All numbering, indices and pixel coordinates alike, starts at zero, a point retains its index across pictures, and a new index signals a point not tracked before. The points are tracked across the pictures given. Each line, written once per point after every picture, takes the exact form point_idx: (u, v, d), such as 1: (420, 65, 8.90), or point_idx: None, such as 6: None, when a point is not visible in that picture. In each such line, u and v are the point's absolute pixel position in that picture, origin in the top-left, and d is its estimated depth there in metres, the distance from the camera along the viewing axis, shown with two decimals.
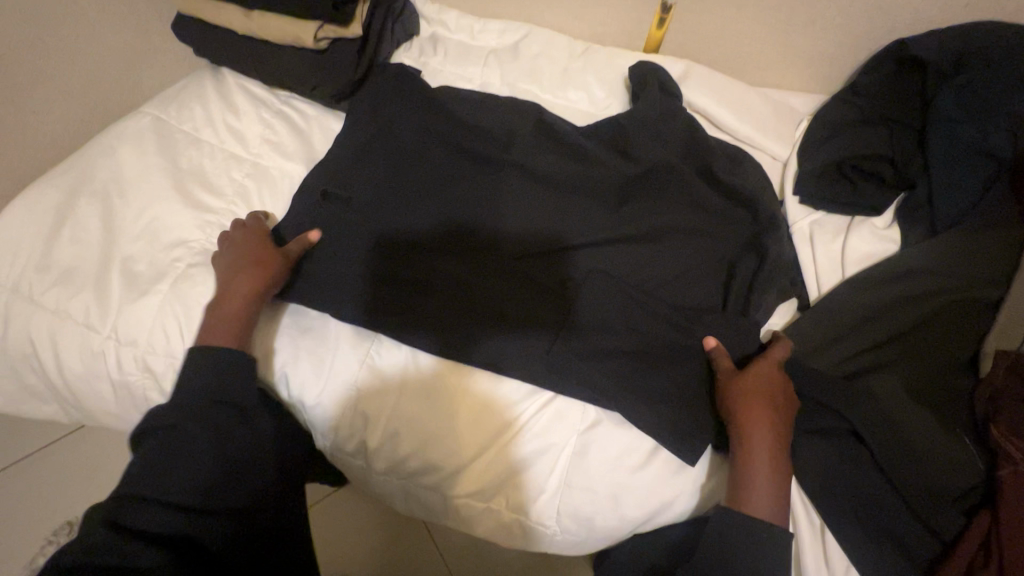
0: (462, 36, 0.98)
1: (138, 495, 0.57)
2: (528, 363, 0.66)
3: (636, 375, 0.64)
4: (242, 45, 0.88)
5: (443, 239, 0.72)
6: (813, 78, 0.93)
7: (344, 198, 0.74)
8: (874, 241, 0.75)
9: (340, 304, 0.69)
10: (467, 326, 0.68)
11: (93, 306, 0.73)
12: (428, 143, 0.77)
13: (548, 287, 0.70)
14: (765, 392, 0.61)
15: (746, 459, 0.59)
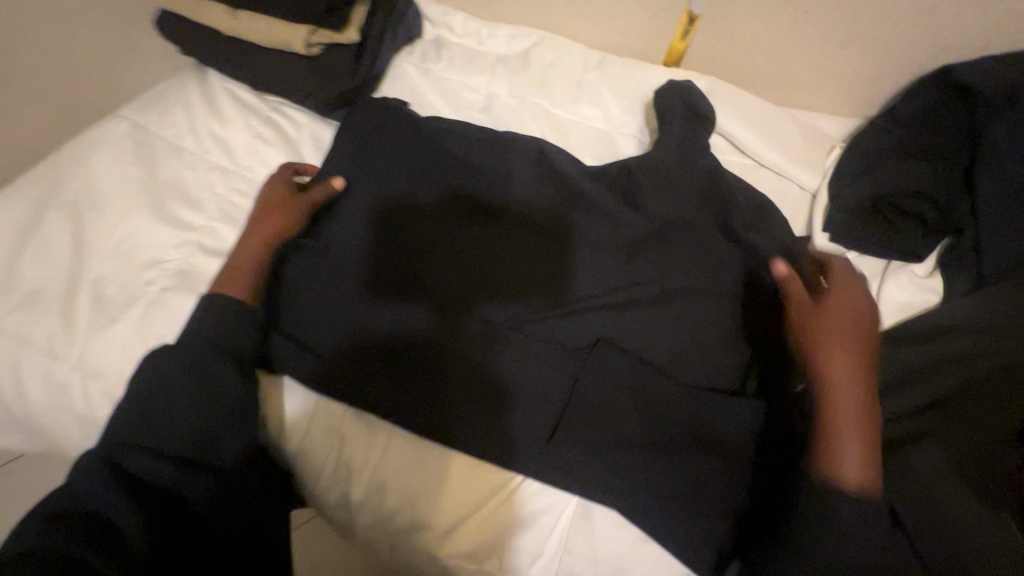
0: (469, 41, 0.91)
1: (139, 445, 0.55)
2: (537, 405, 0.63)
3: (646, 427, 0.61)
4: (230, 46, 0.81)
5: (452, 247, 0.69)
6: (846, 99, 0.86)
7: (342, 216, 0.71)
8: (914, 292, 0.69)
9: (329, 335, 0.65)
10: (466, 295, 0.67)
11: (56, 333, 0.67)
12: (432, 163, 0.73)
13: (566, 323, 0.67)
14: (838, 313, 0.62)
15: (829, 399, 0.57)
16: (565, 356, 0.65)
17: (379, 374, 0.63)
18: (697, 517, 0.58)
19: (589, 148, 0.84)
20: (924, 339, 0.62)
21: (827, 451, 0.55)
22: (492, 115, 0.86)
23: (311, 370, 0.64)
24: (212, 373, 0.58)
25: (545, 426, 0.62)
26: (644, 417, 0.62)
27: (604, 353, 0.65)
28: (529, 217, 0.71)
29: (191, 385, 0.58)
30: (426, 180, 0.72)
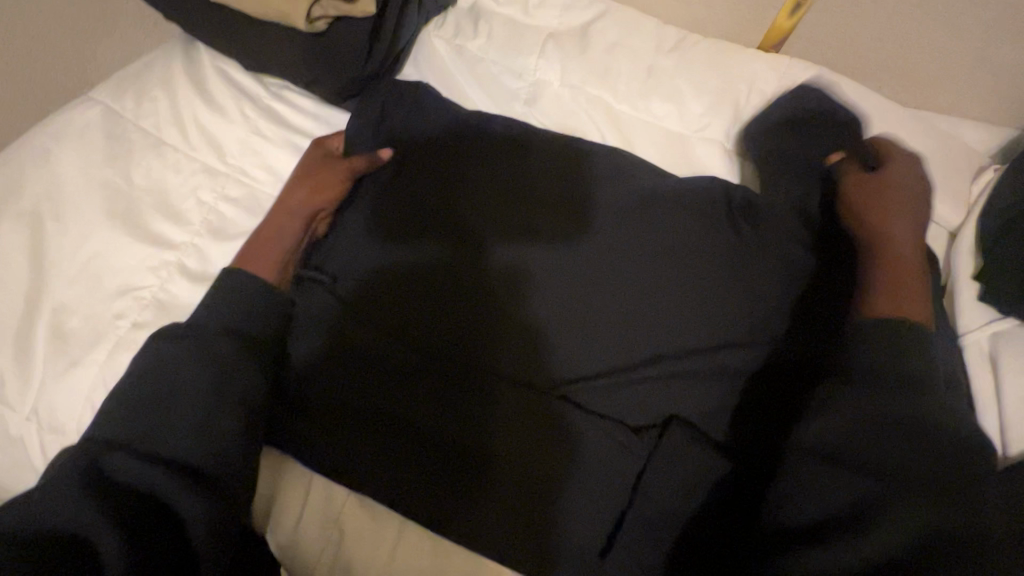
0: (514, 10, 0.72)
1: (124, 442, 0.47)
2: (592, 506, 0.50)
3: (732, 547, 0.47)
4: (218, 17, 0.65)
5: (477, 181, 0.60)
6: (999, 103, 0.66)
7: (354, 240, 0.60)
8: None
9: (337, 391, 0.54)
10: (486, 240, 0.57)
11: (10, 375, 0.56)
12: (468, 168, 0.60)
13: (628, 395, 0.53)
14: (892, 191, 0.57)
15: (885, 261, 0.54)
16: (629, 442, 0.51)
17: (389, 449, 0.52)
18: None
19: (659, 155, 0.67)
20: None
21: (869, 295, 0.52)
22: (540, 109, 0.69)
23: (317, 441, 0.53)
24: (193, 445, 0.48)
25: (598, 531, 0.49)
26: (731, 532, 0.48)
27: (676, 443, 0.50)
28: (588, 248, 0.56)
29: (168, 460, 0.47)
30: (454, 189, 0.59)
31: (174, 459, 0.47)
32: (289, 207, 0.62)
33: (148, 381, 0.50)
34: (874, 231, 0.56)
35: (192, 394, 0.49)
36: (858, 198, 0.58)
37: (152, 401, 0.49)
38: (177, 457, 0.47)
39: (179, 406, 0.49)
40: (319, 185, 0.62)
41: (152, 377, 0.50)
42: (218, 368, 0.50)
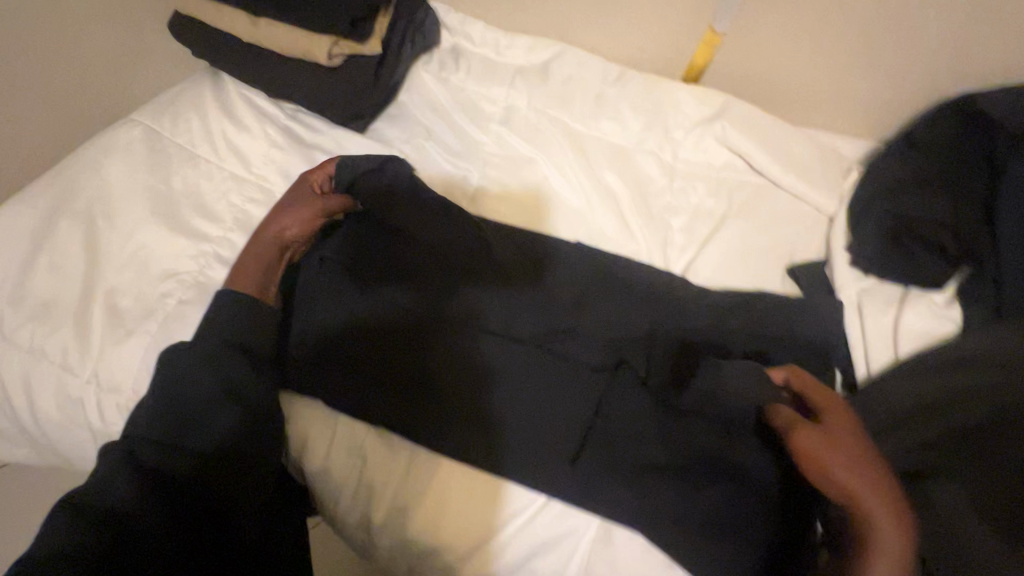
0: (488, 51, 0.90)
1: (154, 438, 0.54)
2: (563, 426, 0.64)
3: (667, 443, 0.62)
4: (245, 53, 0.80)
5: (435, 236, 0.71)
6: (864, 120, 0.85)
7: (330, 289, 0.68)
8: (931, 320, 0.70)
9: (342, 356, 0.65)
10: (447, 283, 0.70)
11: (72, 346, 0.66)
12: (420, 225, 0.70)
13: (591, 342, 0.68)
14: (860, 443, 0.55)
15: (869, 513, 0.51)
16: (589, 376, 0.66)
17: (387, 413, 0.64)
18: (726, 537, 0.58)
19: (607, 163, 0.83)
20: (953, 367, 0.62)
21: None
22: (511, 127, 0.85)
23: (334, 389, 0.64)
24: (219, 427, 0.56)
25: (569, 446, 0.63)
26: (671, 434, 0.62)
27: (625, 373, 0.66)
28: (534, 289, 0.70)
29: (195, 443, 0.55)
30: (409, 249, 0.69)
31: (201, 455, 0.54)
32: (265, 237, 0.69)
33: (175, 387, 0.57)
34: (850, 508, 0.52)
35: (212, 402, 0.56)
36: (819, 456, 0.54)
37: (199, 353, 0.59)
38: (201, 449, 0.55)
39: (200, 413, 0.56)
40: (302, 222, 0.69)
41: (175, 385, 0.57)
42: (227, 391, 0.57)
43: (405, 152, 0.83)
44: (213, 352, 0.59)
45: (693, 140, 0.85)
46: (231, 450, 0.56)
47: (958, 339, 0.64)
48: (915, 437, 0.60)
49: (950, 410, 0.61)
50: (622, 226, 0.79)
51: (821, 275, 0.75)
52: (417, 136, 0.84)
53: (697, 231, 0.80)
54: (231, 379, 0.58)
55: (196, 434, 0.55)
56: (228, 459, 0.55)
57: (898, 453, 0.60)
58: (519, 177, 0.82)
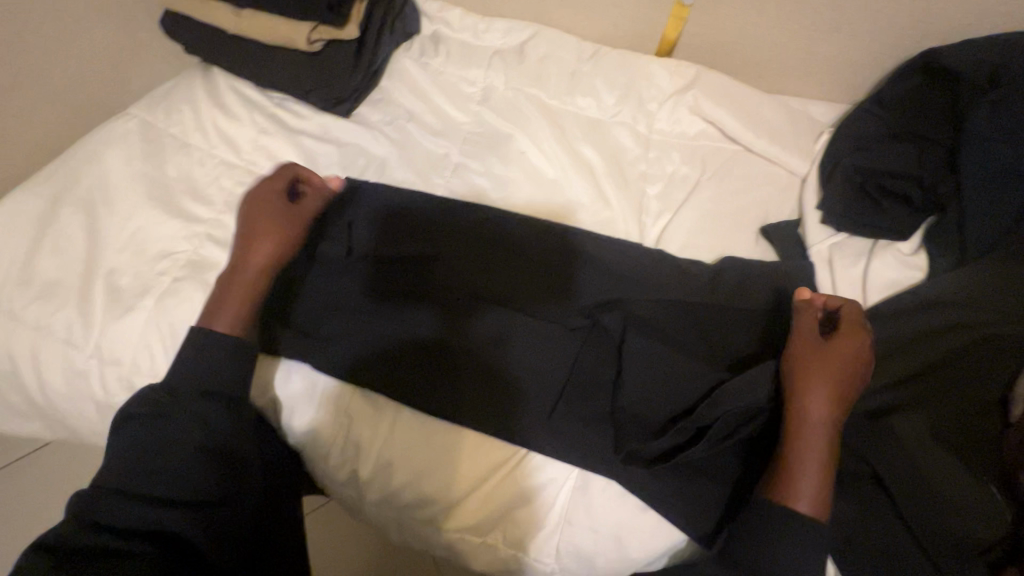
0: (466, 35, 0.93)
1: (124, 489, 0.57)
2: (541, 384, 0.66)
3: (639, 391, 0.64)
4: (231, 44, 0.83)
5: (459, 260, 0.71)
6: (835, 84, 0.87)
7: (342, 280, 0.72)
8: (898, 269, 0.71)
9: (336, 327, 0.69)
10: (471, 303, 0.69)
11: (75, 322, 0.70)
12: (448, 246, 0.72)
13: (565, 306, 0.69)
14: (837, 369, 0.58)
15: (811, 422, 0.56)
16: (568, 334, 0.68)
17: (381, 380, 0.67)
18: (692, 476, 0.61)
19: (583, 136, 0.86)
20: (913, 310, 0.65)
21: (793, 488, 0.54)
22: (489, 106, 0.88)
23: (325, 354, 0.68)
24: (192, 465, 0.58)
25: (546, 403, 0.65)
26: (651, 384, 0.64)
27: (600, 331, 0.68)
28: (560, 315, 0.69)
29: (168, 482, 0.57)
30: (435, 271, 0.71)
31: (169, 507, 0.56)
32: (250, 260, 0.68)
33: (145, 438, 0.59)
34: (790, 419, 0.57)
35: (176, 445, 0.59)
36: (799, 362, 0.59)
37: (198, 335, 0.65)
38: (170, 495, 0.57)
39: (169, 460, 0.58)
40: (273, 234, 0.69)
41: (143, 436, 0.59)
42: (178, 441, 0.59)
43: (387, 134, 0.86)
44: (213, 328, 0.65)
45: (666, 111, 0.87)
46: (202, 494, 0.58)
47: (924, 285, 0.66)
48: (880, 380, 0.62)
49: (910, 351, 0.63)
50: (598, 196, 0.81)
51: (793, 233, 0.77)
52: (398, 118, 0.87)
53: (672, 197, 0.82)
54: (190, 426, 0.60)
55: (163, 485, 0.57)
56: (200, 506, 0.58)
57: (864, 396, 0.62)
58: (496, 152, 0.84)
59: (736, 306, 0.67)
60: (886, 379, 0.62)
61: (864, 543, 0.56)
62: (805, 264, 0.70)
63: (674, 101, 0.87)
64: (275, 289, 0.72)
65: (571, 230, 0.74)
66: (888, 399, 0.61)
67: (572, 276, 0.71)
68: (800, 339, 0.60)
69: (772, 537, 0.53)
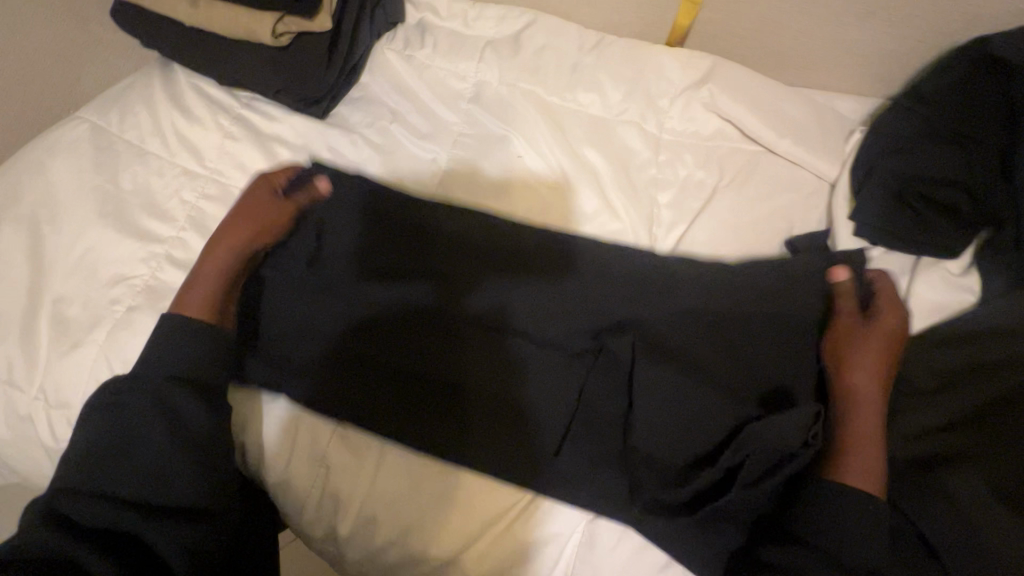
0: (456, 24, 0.83)
1: (95, 489, 0.52)
2: (545, 421, 0.58)
3: (655, 425, 0.55)
4: (189, 38, 0.74)
5: (460, 235, 0.64)
6: (866, 76, 0.78)
7: (321, 297, 0.63)
8: (944, 291, 0.63)
9: (319, 330, 0.62)
10: (472, 276, 0.63)
11: (17, 359, 0.63)
12: (450, 225, 0.65)
13: (567, 326, 0.61)
14: (879, 340, 0.56)
15: (855, 392, 0.55)
16: (568, 363, 0.60)
17: (368, 415, 0.60)
18: (713, 530, 0.53)
19: (586, 137, 0.77)
20: (969, 340, 0.56)
21: (845, 462, 0.52)
22: (481, 104, 0.79)
23: (303, 385, 0.61)
24: (171, 468, 0.53)
25: (550, 441, 0.58)
26: (668, 417, 0.56)
27: (609, 356, 0.59)
28: (569, 294, 0.61)
29: (144, 484, 0.52)
30: (432, 247, 0.64)
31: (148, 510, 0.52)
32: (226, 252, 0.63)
33: (124, 433, 0.54)
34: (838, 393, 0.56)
35: (154, 445, 0.54)
36: (841, 338, 0.58)
37: (147, 379, 0.56)
38: (150, 500, 0.52)
39: (147, 460, 0.53)
40: (259, 227, 0.63)
41: (123, 429, 0.55)
42: (158, 436, 0.54)
43: (368, 138, 0.77)
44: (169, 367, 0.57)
45: (678, 108, 0.78)
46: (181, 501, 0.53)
47: (978, 311, 0.58)
48: (931, 423, 0.54)
49: (966, 389, 0.55)
50: (604, 205, 0.73)
51: (822, 247, 0.68)
52: (381, 119, 0.78)
53: (686, 206, 0.74)
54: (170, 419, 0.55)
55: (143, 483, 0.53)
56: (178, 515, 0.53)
57: (913, 441, 0.54)
58: (490, 156, 0.76)
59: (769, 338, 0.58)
60: (933, 422, 0.54)
61: None
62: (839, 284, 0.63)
63: (687, 97, 0.78)
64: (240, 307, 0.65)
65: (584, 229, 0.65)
66: (934, 444, 0.54)
67: (580, 273, 0.62)
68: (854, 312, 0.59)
69: None
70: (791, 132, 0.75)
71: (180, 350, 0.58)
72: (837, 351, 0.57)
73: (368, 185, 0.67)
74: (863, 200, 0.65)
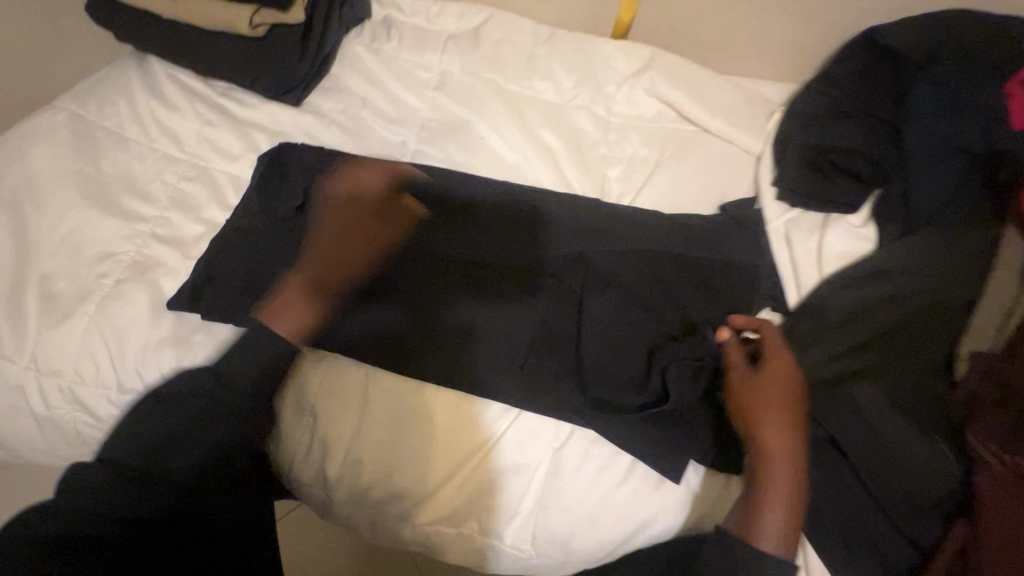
0: (419, 19, 0.90)
1: (122, 461, 0.56)
2: (509, 343, 0.66)
3: (608, 353, 0.65)
4: (166, 30, 0.79)
5: (438, 206, 0.73)
6: (784, 65, 0.89)
7: (303, 240, 0.70)
8: (849, 240, 0.72)
9: (301, 277, 0.68)
10: (446, 233, 0.72)
11: (7, 332, 0.66)
12: (425, 194, 0.74)
13: (524, 261, 0.70)
14: (779, 390, 0.57)
15: (764, 452, 0.56)
16: (533, 294, 0.68)
17: (349, 343, 0.66)
18: (661, 446, 0.61)
19: (542, 119, 0.85)
20: (868, 279, 0.66)
21: (759, 526, 0.54)
22: (446, 92, 0.86)
23: None
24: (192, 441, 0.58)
25: (513, 362, 0.65)
26: (625, 352, 0.64)
27: (563, 289, 0.69)
28: (529, 247, 0.71)
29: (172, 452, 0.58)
30: (410, 212, 0.72)
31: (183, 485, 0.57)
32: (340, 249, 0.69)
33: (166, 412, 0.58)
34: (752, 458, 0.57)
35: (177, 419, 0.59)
36: (741, 394, 0.59)
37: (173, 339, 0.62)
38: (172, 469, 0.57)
39: (168, 432, 0.58)
40: (365, 233, 0.70)
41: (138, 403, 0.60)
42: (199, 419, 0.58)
43: (340, 123, 0.83)
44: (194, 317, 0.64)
45: (623, 94, 0.87)
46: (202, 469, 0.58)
47: (878, 255, 0.68)
48: (839, 346, 0.63)
49: (868, 318, 0.64)
50: (561, 181, 0.81)
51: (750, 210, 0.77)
52: (352, 106, 0.84)
53: (632, 179, 0.82)
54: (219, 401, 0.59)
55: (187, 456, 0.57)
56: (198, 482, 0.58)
57: (823, 361, 0.63)
58: (454, 138, 0.83)
59: (698, 283, 0.68)
60: (840, 346, 0.63)
61: (826, 510, 0.59)
62: (761, 236, 0.73)
63: (631, 83, 0.87)
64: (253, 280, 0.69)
65: (545, 195, 0.75)
66: (846, 364, 0.63)
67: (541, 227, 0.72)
68: (743, 374, 0.59)
69: None
70: (721, 113, 0.85)
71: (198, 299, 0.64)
72: (740, 410, 0.58)
73: (347, 158, 0.76)
74: (782, 169, 0.76)
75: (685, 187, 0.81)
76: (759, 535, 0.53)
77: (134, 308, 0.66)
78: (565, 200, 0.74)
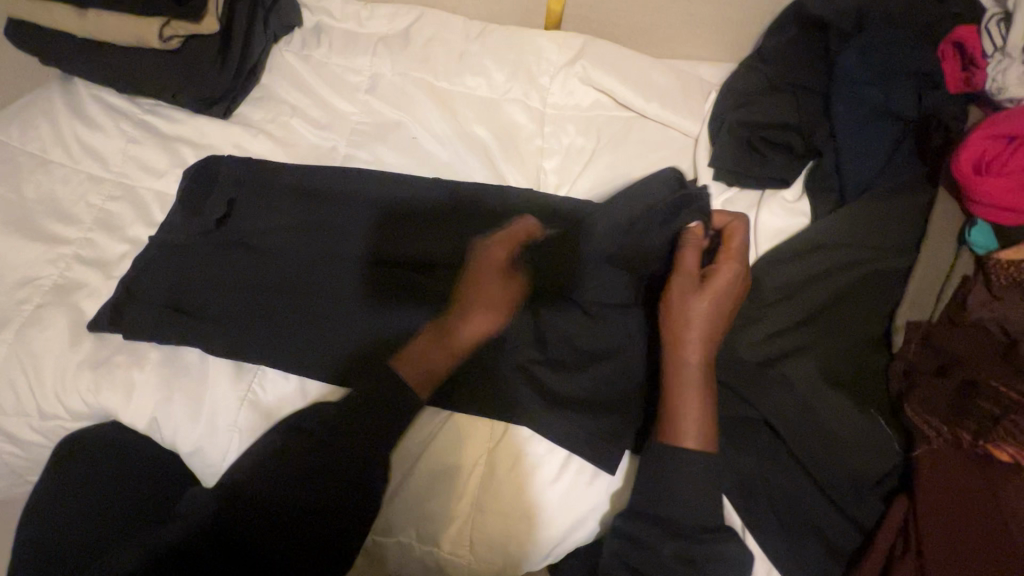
0: (349, 24, 0.89)
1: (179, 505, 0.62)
2: None
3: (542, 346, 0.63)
4: (83, 51, 0.78)
5: (438, 220, 0.71)
6: (719, 45, 0.88)
7: (317, 265, 0.68)
8: (784, 217, 0.70)
9: (288, 304, 0.66)
10: (449, 246, 0.69)
11: None
12: (421, 204, 0.71)
13: (454, 257, 0.68)
14: (717, 292, 0.57)
15: (689, 349, 0.56)
16: None
17: (277, 354, 0.64)
18: (592, 438, 0.60)
19: (476, 115, 0.83)
20: (805, 253, 0.64)
21: (676, 427, 0.55)
22: (378, 94, 0.84)
23: (213, 334, 0.64)
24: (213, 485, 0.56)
25: None
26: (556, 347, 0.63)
27: None
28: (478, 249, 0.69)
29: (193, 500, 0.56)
30: (417, 227, 0.70)
31: (289, 537, 0.52)
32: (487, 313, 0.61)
33: (294, 466, 0.55)
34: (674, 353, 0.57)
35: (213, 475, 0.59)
36: (676, 292, 0.58)
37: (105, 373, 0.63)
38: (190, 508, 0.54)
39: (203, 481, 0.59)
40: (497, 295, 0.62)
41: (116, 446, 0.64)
42: (309, 478, 0.54)
43: (270, 132, 0.81)
44: (144, 323, 0.64)
45: (558, 84, 0.85)
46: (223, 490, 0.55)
47: (812, 227, 0.66)
48: (778, 323, 0.61)
49: (808, 290, 0.62)
50: (494, 175, 0.80)
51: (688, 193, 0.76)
52: (282, 114, 0.83)
53: (570, 169, 0.81)
54: (329, 468, 0.55)
55: (285, 501, 0.53)
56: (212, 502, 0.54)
57: (765, 339, 0.61)
58: (385, 140, 0.81)
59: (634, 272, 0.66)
60: (784, 323, 0.61)
61: (764, 494, 0.57)
62: None
63: (565, 72, 0.85)
64: (177, 303, 0.67)
65: (499, 193, 0.72)
66: (788, 341, 0.60)
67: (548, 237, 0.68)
68: (689, 269, 0.59)
69: (669, 495, 0.53)
70: (657, 96, 0.83)
71: (137, 321, 0.64)
72: (672, 306, 0.58)
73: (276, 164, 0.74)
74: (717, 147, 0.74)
75: (622, 174, 0.79)
76: (679, 436, 0.55)
77: (57, 333, 0.65)
78: (503, 193, 0.72)
